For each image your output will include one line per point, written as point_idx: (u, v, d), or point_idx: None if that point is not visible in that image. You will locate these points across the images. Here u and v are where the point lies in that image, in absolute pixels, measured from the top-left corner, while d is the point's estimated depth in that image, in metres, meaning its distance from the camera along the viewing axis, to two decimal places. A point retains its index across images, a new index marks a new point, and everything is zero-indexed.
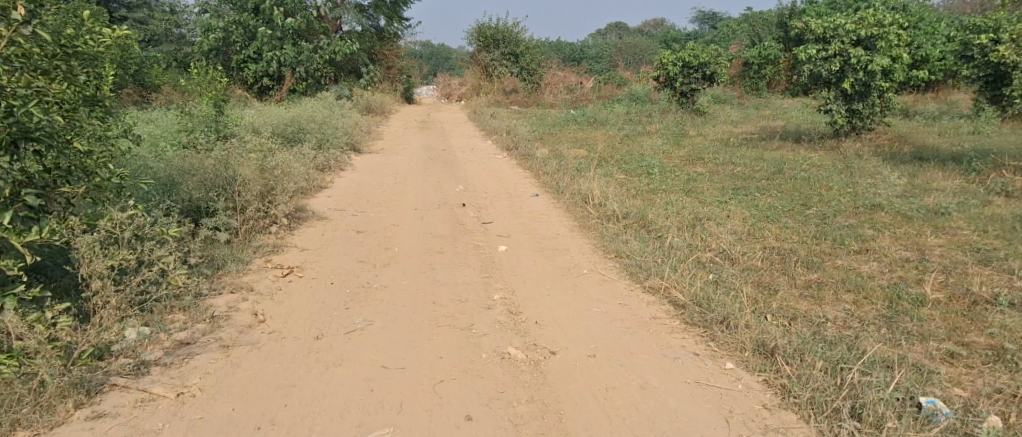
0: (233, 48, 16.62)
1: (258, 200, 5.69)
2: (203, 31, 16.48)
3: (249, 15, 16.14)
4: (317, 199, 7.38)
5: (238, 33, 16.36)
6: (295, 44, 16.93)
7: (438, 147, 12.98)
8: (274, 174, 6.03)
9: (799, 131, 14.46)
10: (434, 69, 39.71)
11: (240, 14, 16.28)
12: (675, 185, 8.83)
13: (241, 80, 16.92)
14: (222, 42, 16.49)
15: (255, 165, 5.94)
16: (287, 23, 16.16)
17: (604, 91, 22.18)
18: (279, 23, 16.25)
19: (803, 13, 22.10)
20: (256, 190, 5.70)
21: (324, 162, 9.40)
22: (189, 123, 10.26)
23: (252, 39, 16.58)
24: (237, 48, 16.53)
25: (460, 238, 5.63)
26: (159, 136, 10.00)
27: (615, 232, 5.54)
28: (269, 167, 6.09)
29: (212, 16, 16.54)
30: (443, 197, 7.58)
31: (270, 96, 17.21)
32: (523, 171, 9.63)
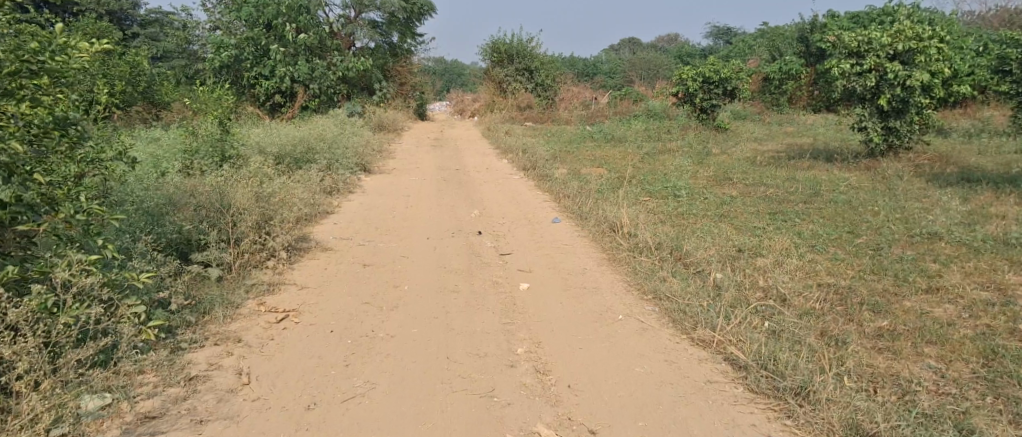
0: (244, 65, 15.88)
1: (256, 232, 5.18)
2: (214, 47, 15.68)
3: (261, 31, 15.65)
4: (323, 225, 6.87)
5: (249, 50, 15.72)
6: (308, 61, 16.66)
7: (451, 167, 12.47)
8: (272, 202, 5.53)
9: (828, 149, 13.87)
10: (448, 85, 39.43)
11: (252, 31, 15.69)
12: (704, 209, 8.25)
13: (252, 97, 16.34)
14: (234, 59, 15.76)
15: (250, 193, 5.43)
16: (299, 39, 15.98)
17: (620, 107, 21.68)
18: (291, 39, 16.06)
19: (824, 27, 21.50)
20: (253, 220, 5.18)
21: (331, 186, 8.92)
22: (194, 142, 9.82)
23: (265, 56, 16.01)
24: (248, 66, 15.83)
25: (476, 275, 5.08)
26: (161, 157, 9.56)
27: (649, 267, 4.97)
28: (268, 194, 5.60)
29: (223, 32, 15.72)
30: (457, 223, 7.05)
31: (283, 113, 16.77)
32: (541, 193, 9.07)
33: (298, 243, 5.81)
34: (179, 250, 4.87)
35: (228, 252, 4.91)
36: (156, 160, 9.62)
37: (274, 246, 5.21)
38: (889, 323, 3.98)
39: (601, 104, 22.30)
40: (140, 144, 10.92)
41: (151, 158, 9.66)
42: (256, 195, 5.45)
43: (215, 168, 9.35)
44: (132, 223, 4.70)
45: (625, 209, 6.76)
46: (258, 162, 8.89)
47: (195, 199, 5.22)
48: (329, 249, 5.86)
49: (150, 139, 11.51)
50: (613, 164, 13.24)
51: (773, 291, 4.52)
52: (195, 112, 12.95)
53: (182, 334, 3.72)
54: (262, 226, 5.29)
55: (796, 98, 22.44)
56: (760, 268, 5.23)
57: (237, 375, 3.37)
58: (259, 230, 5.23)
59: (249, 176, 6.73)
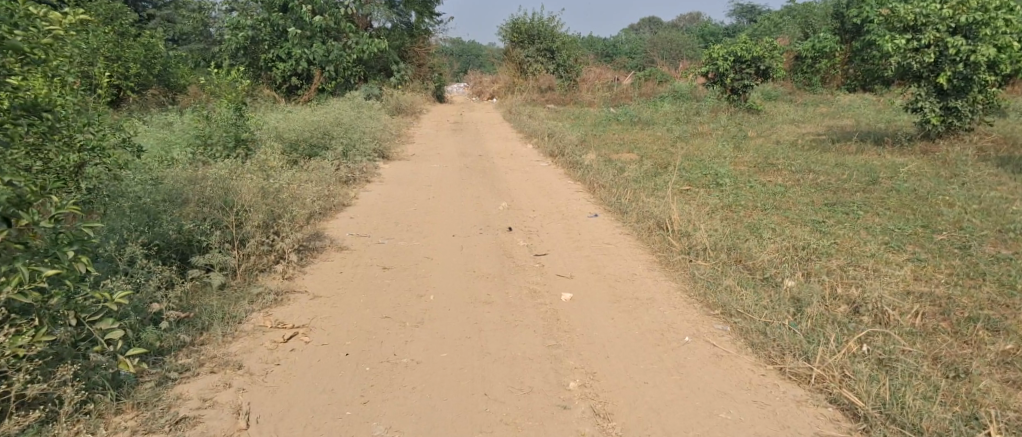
0: (262, 47, 15.54)
1: (263, 231, 4.58)
2: (231, 28, 15.39)
3: (278, 14, 15.20)
4: (339, 219, 6.30)
5: (267, 31, 15.33)
6: (326, 43, 16.07)
7: (474, 153, 11.85)
8: (281, 197, 4.91)
9: (873, 131, 13.07)
10: (465, 66, 38.71)
11: (269, 12, 15.31)
12: (754, 199, 7.56)
13: (269, 79, 15.92)
14: (251, 41, 15.45)
15: (255, 186, 4.81)
16: (318, 21, 15.36)
17: (644, 88, 20.92)
18: (308, 22, 15.44)
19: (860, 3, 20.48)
20: (259, 219, 4.55)
21: (348, 175, 8.34)
22: (207, 126, 9.35)
23: (283, 37, 15.58)
24: (266, 47, 15.44)
25: (510, 281, 4.49)
26: (171, 143, 9.05)
27: (709, 273, 4.34)
28: (275, 187, 4.98)
29: (240, 14, 15.48)
30: (484, 217, 6.46)
31: (299, 96, 16.19)
32: (572, 183, 8.43)
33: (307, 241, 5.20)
34: (178, 252, 4.22)
35: (231, 254, 4.31)
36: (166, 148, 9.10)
37: (283, 247, 4.59)
38: (1015, 347, 3.37)
39: (625, 85, 21.51)
40: (149, 129, 10.42)
41: (160, 144, 9.14)
42: (263, 191, 4.85)
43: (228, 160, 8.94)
44: (123, 220, 4.03)
45: (670, 203, 6.12)
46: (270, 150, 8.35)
47: (196, 191, 4.60)
48: (345, 248, 5.27)
49: (159, 123, 10.99)
50: (644, 149, 12.52)
51: (866, 302, 3.83)
52: (208, 96, 12.44)
53: (169, 361, 3.10)
54: (270, 224, 4.68)
55: (829, 79, 21.49)
56: (838, 275, 4.55)
57: (235, 416, 2.81)
58: (266, 229, 4.63)
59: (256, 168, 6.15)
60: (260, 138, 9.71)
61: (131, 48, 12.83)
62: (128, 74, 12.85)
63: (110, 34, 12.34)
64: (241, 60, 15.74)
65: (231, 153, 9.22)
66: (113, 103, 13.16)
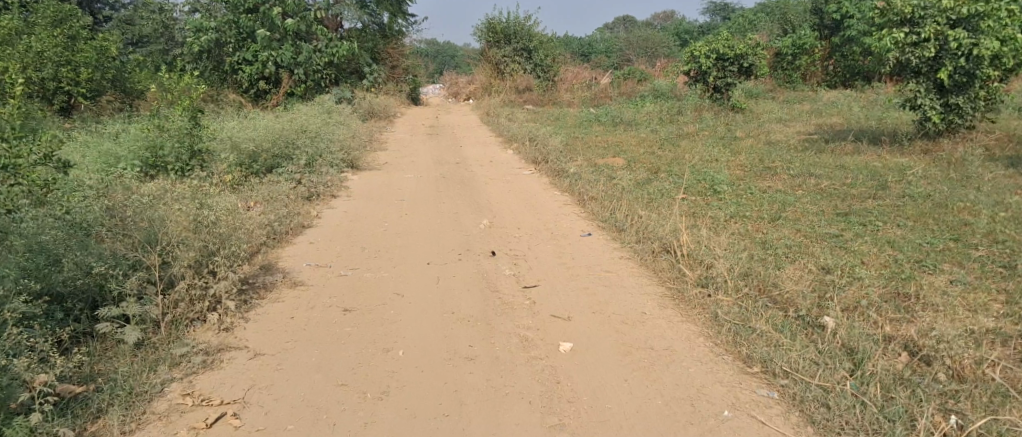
0: (227, 49, 14.65)
1: (192, 270, 3.68)
2: (193, 31, 14.49)
3: (246, 16, 14.25)
4: (295, 247, 5.48)
5: (231, 33, 14.44)
6: (295, 45, 15.21)
7: (450, 160, 11.10)
8: (221, 229, 4.05)
9: (866, 130, 12.55)
10: (440, 67, 37.87)
11: (235, 13, 14.37)
12: (758, 209, 6.90)
13: (235, 83, 15.05)
14: (215, 44, 14.54)
15: (186, 219, 3.95)
16: (288, 23, 14.50)
17: (623, 88, 20.29)
18: (279, 24, 14.58)
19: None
20: (190, 257, 3.68)
21: (309, 192, 7.56)
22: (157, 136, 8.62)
23: (250, 39, 14.69)
24: (230, 49, 14.57)
25: (497, 327, 3.78)
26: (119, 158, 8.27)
27: (736, 311, 3.67)
28: (211, 217, 4.05)
29: (204, 15, 14.61)
30: (463, 239, 5.71)
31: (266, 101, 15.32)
32: (559, 194, 7.73)
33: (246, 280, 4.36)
34: (86, 299, 3.39)
35: (153, 302, 3.46)
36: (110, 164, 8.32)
37: (218, 291, 3.72)
38: None
39: (604, 84, 20.87)
40: (94, 139, 9.53)
41: (103, 158, 8.40)
42: (194, 225, 3.92)
43: (178, 178, 8.38)
44: (12, 259, 3.19)
45: (674, 222, 5.46)
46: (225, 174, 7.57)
47: (109, 221, 3.71)
48: (300, 283, 4.50)
49: (104, 132, 10.00)
50: (630, 152, 11.88)
51: (939, 351, 3.14)
52: (164, 101, 11.53)
53: None
54: (203, 260, 3.78)
55: (809, 75, 20.94)
56: (886, 310, 3.83)
57: None
58: (195, 267, 3.71)
59: (197, 191, 5.35)
60: (215, 150, 8.93)
61: (82, 51, 11.72)
62: (79, 79, 11.70)
63: (58, 37, 11.35)
64: (205, 63, 14.82)
65: (183, 167, 8.58)
66: (62, 111, 12.02)
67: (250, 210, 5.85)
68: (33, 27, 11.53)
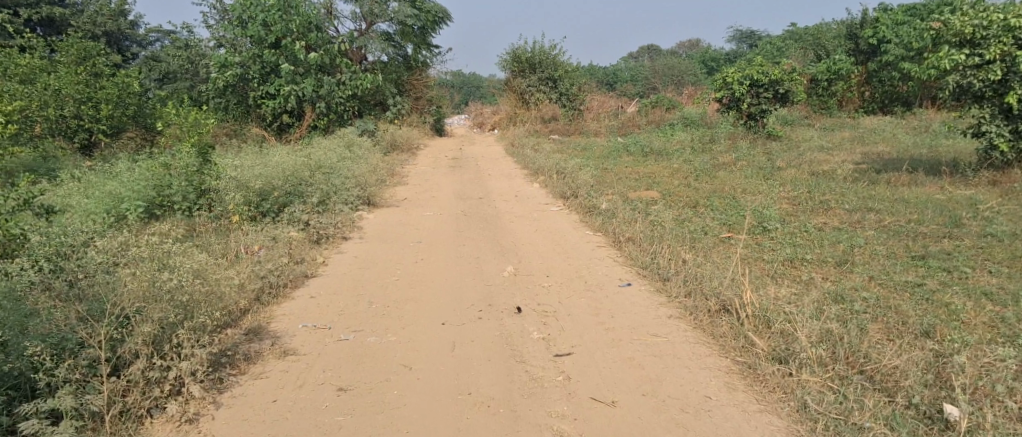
0: (251, 85, 14.27)
1: (151, 347, 3.17)
2: (217, 66, 14.00)
3: (269, 50, 13.89)
4: (292, 303, 4.81)
5: (255, 68, 14.03)
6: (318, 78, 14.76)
7: (473, 194, 10.45)
8: (190, 296, 3.52)
9: (920, 158, 11.66)
10: (466, 97, 37.51)
11: (259, 47, 13.99)
12: (819, 252, 6.11)
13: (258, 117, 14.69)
14: (239, 79, 14.11)
15: (147, 283, 3.43)
16: (311, 58, 14.05)
17: (652, 115, 19.56)
18: (302, 58, 14.17)
19: (878, 22, 19.08)
20: (147, 332, 3.15)
21: (318, 234, 6.95)
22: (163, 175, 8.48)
23: (274, 73, 14.33)
24: (254, 85, 14.19)
25: (524, 418, 3.08)
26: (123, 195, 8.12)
27: (828, 399, 3.03)
28: (180, 279, 3.53)
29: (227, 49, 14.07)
30: (485, 292, 5.02)
31: (287, 136, 14.84)
32: (590, 234, 7.01)
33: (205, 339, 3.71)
34: (16, 388, 2.89)
35: (96, 390, 2.95)
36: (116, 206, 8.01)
37: (180, 371, 3.20)
38: None
39: (631, 113, 20.19)
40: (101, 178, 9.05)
41: (108, 198, 8.10)
42: (159, 291, 3.38)
43: (186, 219, 8.14)
44: None
45: (730, 270, 4.72)
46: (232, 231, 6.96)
47: (45, 301, 3.29)
48: (290, 352, 3.83)
49: (113, 170, 9.44)
50: (664, 184, 11.13)
51: None
52: (178, 138, 11.10)
53: None
54: (166, 329, 3.27)
55: (846, 102, 19.85)
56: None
57: None
58: (152, 342, 3.19)
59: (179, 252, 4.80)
60: (222, 188, 8.40)
61: (105, 88, 11.14)
62: (100, 116, 11.17)
63: (80, 75, 10.88)
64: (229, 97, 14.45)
65: (191, 205, 8.29)
66: (83, 150, 11.43)
67: (241, 264, 5.24)
68: (55, 65, 11.19)
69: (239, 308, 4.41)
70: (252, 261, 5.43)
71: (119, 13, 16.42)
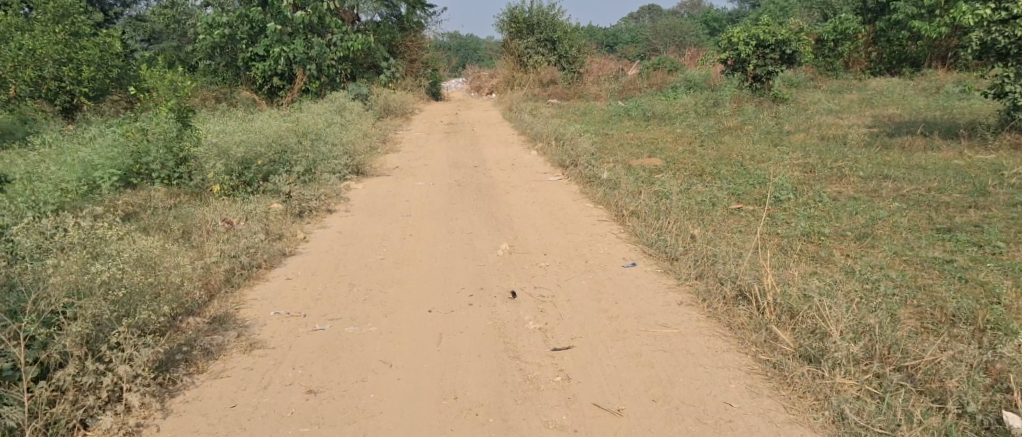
0: (240, 46, 13.77)
1: (84, 348, 2.83)
2: (205, 26, 13.64)
3: (257, 9, 13.30)
4: (267, 284, 4.41)
5: (244, 29, 13.53)
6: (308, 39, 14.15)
7: (468, 163, 9.99)
8: (126, 288, 3.15)
9: (934, 121, 11.15)
10: (464, 60, 36.65)
11: (247, 7, 13.48)
12: (836, 225, 5.69)
13: (249, 80, 14.13)
14: (228, 39, 13.72)
15: (75, 273, 3.03)
16: (299, 17, 13.43)
17: (654, 78, 18.95)
18: (291, 17, 13.56)
19: None
20: (78, 332, 2.80)
21: (299, 207, 6.50)
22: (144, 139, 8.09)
23: (262, 34, 13.77)
24: (244, 46, 13.66)
25: (517, 429, 2.75)
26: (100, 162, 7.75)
27: (869, 410, 2.73)
28: (117, 271, 3.16)
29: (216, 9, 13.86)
30: (477, 273, 4.63)
31: (280, 100, 14.18)
32: (591, 207, 6.59)
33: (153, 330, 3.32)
34: None
35: (17, 402, 2.60)
36: (89, 174, 7.63)
37: (118, 377, 2.87)
38: None
39: (632, 75, 19.58)
40: (75, 145, 8.54)
41: (80, 166, 7.68)
42: (92, 286, 3.01)
43: (166, 188, 7.80)
44: None
45: (746, 252, 4.33)
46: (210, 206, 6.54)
47: None
48: (256, 346, 3.45)
49: (87, 136, 8.90)
50: (668, 151, 10.67)
51: None
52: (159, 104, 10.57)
53: None
54: (103, 327, 2.93)
55: (852, 63, 19.17)
56: None
57: None
58: (85, 343, 2.85)
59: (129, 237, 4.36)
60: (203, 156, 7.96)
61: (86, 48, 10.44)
62: (81, 78, 10.53)
63: (59, 34, 10.18)
64: (219, 58, 14.06)
65: (171, 174, 7.89)
66: (65, 113, 10.85)
67: (211, 245, 4.80)
68: (34, 24, 10.37)
69: (202, 294, 3.99)
70: (224, 240, 5.00)
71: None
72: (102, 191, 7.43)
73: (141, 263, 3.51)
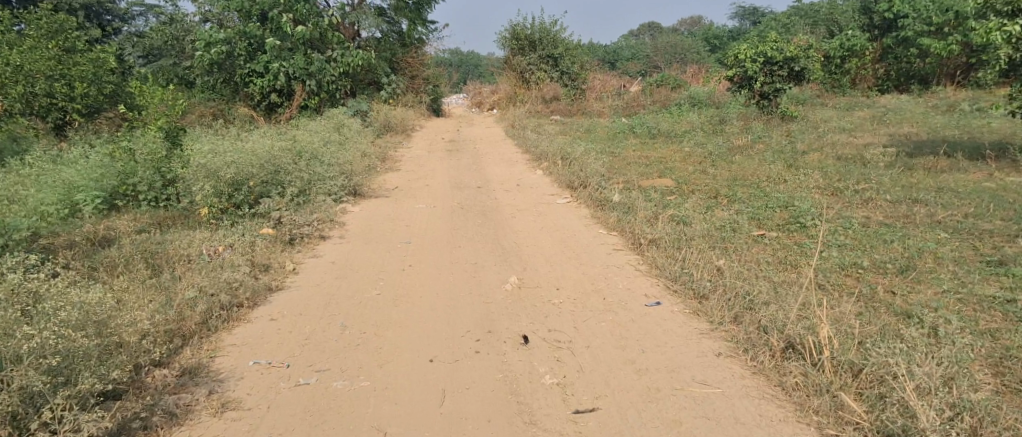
0: (238, 62, 13.28)
1: (9, 426, 2.61)
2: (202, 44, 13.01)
3: (256, 25, 12.96)
4: (251, 324, 3.97)
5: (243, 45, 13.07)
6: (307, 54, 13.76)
7: (470, 183, 9.54)
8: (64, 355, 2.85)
9: (955, 141, 10.73)
10: (465, 77, 36.35)
11: (246, 23, 13.11)
12: (874, 256, 5.24)
13: (246, 96, 13.66)
14: (226, 56, 13.13)
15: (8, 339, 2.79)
16: (299, 31, 13.04)
17: (658, 95, 18.56)
18: (290, 32, 13.18)
19: None
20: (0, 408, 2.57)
21: (291, 233, 6.04)
22: (130, 159, 7.72)
23: (260, 50, 13.39)
24: (241, 62, 13.21)
25: None
26: (81, 186, 7.35)
27: None
28: (52, 335, 2.86)
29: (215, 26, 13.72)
30: (484, 312, 4.16)
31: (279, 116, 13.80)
32: (604, 234, 6.13)
33: (110, 391, 3.04)
34: None
35: None
36: (70, 197, 7.22)
37: None
38: None
39: (635, 92, 19.18)
40: (55, 165, 8.09)
41: (62, 188, 7.28)
42: (18, 351, 2.75)
43: (152, 211, 7.46)
44: None
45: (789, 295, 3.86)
46: (196, 234, 6.09)
47: None
48: (231, 408, 3.08)
49: (70, 155, 8.46)
50: (678, 170, 10.25)
51: None
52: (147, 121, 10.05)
53: None
54: (35, 401, 2.69)
55: (859, 79, 18.68)
56: None
57: None
58: (10, 421, 2.62)
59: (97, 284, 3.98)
60: (191, 177, 7.52)
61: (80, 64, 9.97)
62: (74, 94, 10.03)
63: (51, 50, 9.79)
64: (217, 76, 13.46)
65: (159, 196, 7.58)
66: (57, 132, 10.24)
67: (191, 279, 4.33)
68: (25, 40, 9.96)
69: (174, 340, 3.57)
70: (208, 273, 4.55)
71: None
72: (84, 216, 7.04)
73: (95, 320, 3.12)
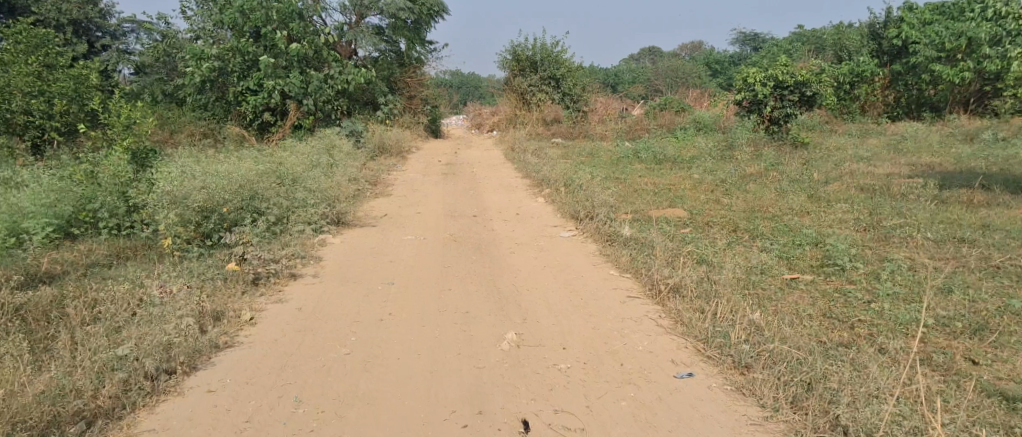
0: (230, 79, 12.51)
1: None
2: (192, 59, 12.27)
3: (248, 41, 12.14)
4: (179, 399, 3.38)
5: (235, 61, 12.31)
6: (303, 73, 12.96)
7: (466, 211, 8.76)
8: None
9: (987, 173, 10.00)
10: (465, 99, 35.81)
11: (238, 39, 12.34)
12: (936, 309, 4.46)
13: (238, 114, 12.78)
14: (218, 73, 12.38)
15: None
16: (293, 49, 12.27)
17: (661, 118, 17.82)
18: (283, 50, 12.44)
19: (903, 21, 17.31)
20: None
21: (255, 271, 5.25)
22: (90, 186, 6.94)
23: (255, 68, 12.54)
24: (234, 79, 12.43)
25: None
26: (30, 212, 6.54)
27: None
28: None
29: (207, 43, 12.58)
30: (474, 385, 3.44)
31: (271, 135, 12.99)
32: (617, 276, 5.33)
33: None
34: None
35: None
36: (16, 224, 6.43)
37: None
38: None
39: (640, 114, 18.48)
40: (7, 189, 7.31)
41: (7, 214, 6.49)
42: None
43: (111, 240, 6.65)
44: None
45: (856, 379, 3.17)
46: (150, 271, 5.27)
47: None
48: None
49: (22, 178, 7.66)
50: (690, 199, 9.50)
51: None
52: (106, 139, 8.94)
53: None
54: None
55: (868, 106, 17.93)
56: None
57: None
58: None
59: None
60: (154, 202, 6.64)
61: (60, 79, 9.05)
62: (52, 111, 9.11)
63: (30, 65, 8.99)
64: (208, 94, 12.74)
65: (120, 223, 6.77)
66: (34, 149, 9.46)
67: (124, 337, 3.78)
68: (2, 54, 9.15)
69: (70, 426, 3.06)
70: (150, 325, 3.89)
71: (88, 0, 14.09)
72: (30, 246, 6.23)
73: None
